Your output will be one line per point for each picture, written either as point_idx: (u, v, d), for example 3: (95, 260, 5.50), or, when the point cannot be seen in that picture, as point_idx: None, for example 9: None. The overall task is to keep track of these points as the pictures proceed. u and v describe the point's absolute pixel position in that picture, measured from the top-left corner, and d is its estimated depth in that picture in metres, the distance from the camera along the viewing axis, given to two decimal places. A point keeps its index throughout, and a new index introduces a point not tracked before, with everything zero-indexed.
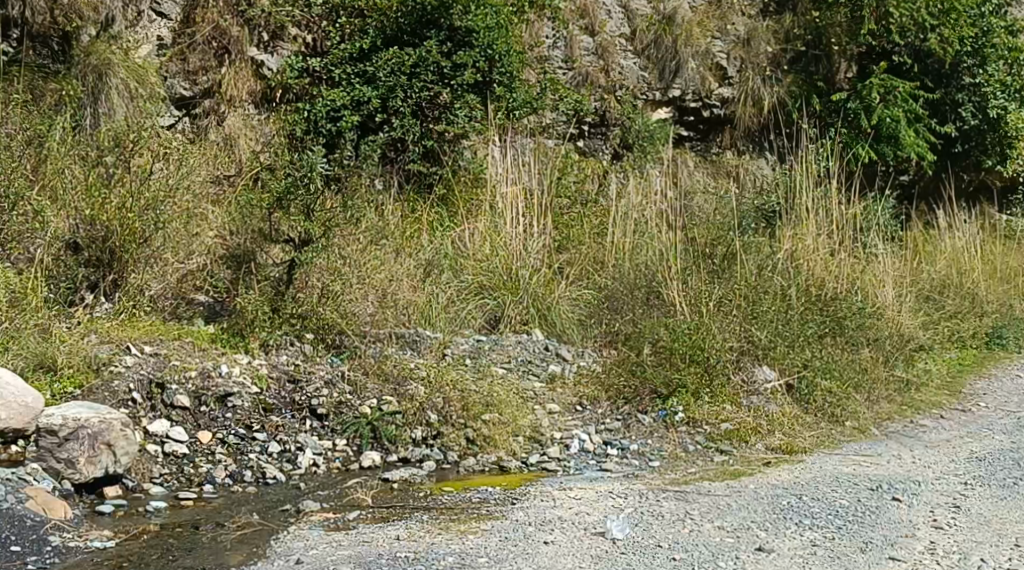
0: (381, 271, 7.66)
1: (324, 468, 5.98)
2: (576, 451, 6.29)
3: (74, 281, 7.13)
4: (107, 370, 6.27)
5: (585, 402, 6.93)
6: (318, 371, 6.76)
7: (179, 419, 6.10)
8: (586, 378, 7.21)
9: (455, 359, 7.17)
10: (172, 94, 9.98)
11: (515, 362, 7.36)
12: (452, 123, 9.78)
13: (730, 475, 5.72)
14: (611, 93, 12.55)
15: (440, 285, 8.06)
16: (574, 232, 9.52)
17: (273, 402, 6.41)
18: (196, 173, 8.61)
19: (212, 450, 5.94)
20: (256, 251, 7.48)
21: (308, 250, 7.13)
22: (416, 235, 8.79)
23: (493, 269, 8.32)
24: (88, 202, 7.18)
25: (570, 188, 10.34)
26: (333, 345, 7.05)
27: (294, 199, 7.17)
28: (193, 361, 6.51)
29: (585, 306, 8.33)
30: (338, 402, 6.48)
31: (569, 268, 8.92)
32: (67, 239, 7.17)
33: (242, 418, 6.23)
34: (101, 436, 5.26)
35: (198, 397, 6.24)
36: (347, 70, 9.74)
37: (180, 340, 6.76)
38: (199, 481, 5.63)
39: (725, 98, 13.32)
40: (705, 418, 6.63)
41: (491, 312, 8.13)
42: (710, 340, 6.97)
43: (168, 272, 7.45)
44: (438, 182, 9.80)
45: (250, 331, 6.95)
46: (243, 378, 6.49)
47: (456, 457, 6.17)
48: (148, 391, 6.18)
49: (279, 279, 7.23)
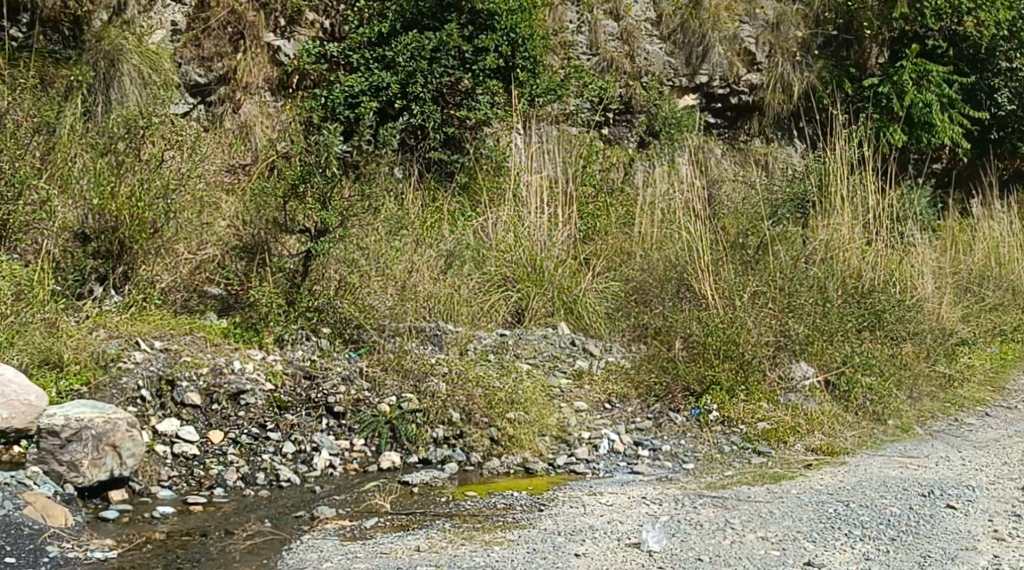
0: (401, 262, 7.35)
1: (341, 470, 5.71)
2: (605, 452, 5.98)
3: (82, 273, 6.85)
4: (115, 367, 6.01)
5: (614, 399, 6.59)
6: (336, 367, 6.48)
7: (189, 418, 5.83)
8: (615, 375, 6.87)
9: (478, 354, 6.88)
10: (186, 81, 9.64)
11: (541, 357, 7.06)
12: (474, 109, 9.43)
13: (769, 478, 5.39)
14: (637, 79, 12.18)
15: (462, 276, 7.75)
16: (600, 222, 9.21)
17: (287, 399, 6.15)
18: (209, 162, 8.35)
19: (224, 450, 5.68)
20: (268, 244, 7.12)
21: (324, 240, 6.85)
22: (437, 225, 8.49)
23: (517, 260, 8.02)
24: (97, 192, 6.84)
25: (596, 176, 10.02)
26: (351, 340, 6.81)
27: (309, 187, 6.87)
28: (205, 357, 6.24)
29: (612, 298, 8.05)
30: (355, 399, 6.20)
31: (595, 259, 8.61)
32: (76, 230, 6.86)
33: (255, 417, 5.95)
34: (105, 438, 4.99)
35: (210, 394, 5.98)
36: (365, 55, 9.39)
37: (191, 334, 6.48)
38: (209, 484, 5.36)
39: (753, 84, 12.90)
40: (741, 417, 6.30)
41: (515, 304, 7.81)
42: (745, 334, 6.62)
43: (180, 263, 7.15)
44: (459, 170, 9.48)
45: (265, 325, 6.72)
46: (256, 374, 6.22)
47: (479, 459, 5.87)
48: (158, 388, 5.92)
49: (295, 272, 6.94)
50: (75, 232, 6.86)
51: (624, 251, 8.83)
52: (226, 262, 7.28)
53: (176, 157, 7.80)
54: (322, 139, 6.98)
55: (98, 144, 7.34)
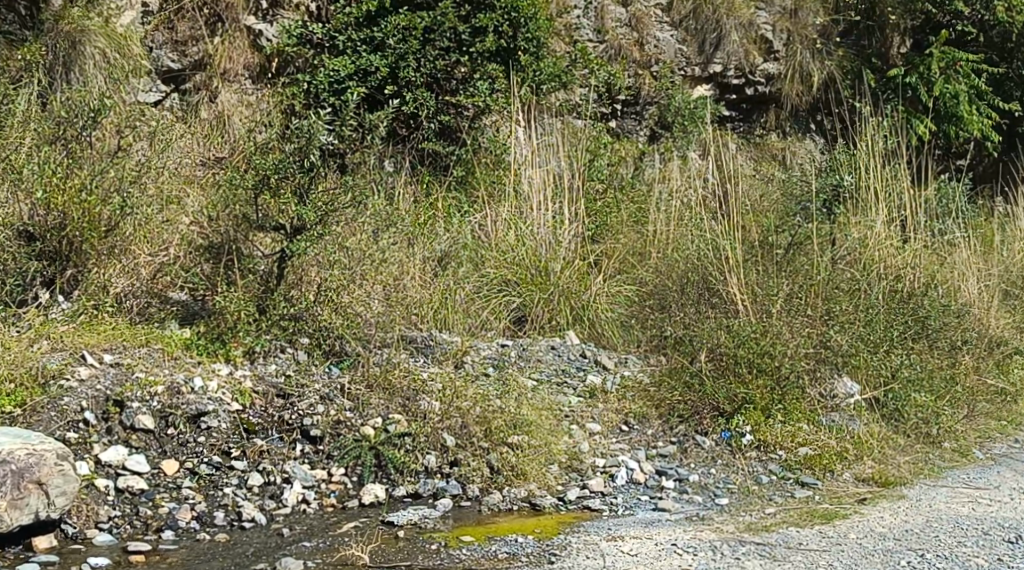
0: (388, 263, 6.53)
1: (316, 506, 4.91)
2: (623, 484, 5.16)
3: (24, 277, 5.97)
4: (55, 386, 5.18)
5: (632, 420, 5.75)
6: (314, 383, 5.66)
7: (139, 446, 5.03)
8: (632, 394, 5.99)
9: (475, 368, 6.06)
10: (158, 67, 8.85)
11: (547, 372, 6.20)
12: (472, 95, 8.60)
13: (820, 517, 4.56)
14: (646, 68, 11.35)
15: (457, 280, 6.96)
16: (610, 221, 8.41)
17: (257, 421, 5.36)
18: (178, 153, 7.53)
19: (178, 484, 4.86)
20: (237, 242, 6.25)
21: (300, 239, 6.02)
22: (430, 222, 7.69)
23: (519, 261, 7.20)
24: (41, 183, 5.93)
25: (605, 171, 9.15)
26: (332, 352, 5.99)
27: (279, 179, 6.01)
28: (161, 374, 5.41)
29: (624, 305, 7.26)
30: (334, 421, 5.40)
31: (606, 260, 7.81)
32: (18, 228, 5.95)
33: (218, 444, 5.16)
34: (28, 474, 4.16)
35: (164, 416, 5.17)
36: (352, 37, 8.53)
37: (147, 347, 5.65)
38: (158, 526, 4.54)
39: (770, 74, 11.96)
40: (779, 442, 5.47)
41: (516, 311, 7.03)
42: (781, 346, 5.81)
43: (137, 266, 6.28)
44: (456, 163, 8.64)
45: (233, 335, 5.87)
46: (221, 393, 5.41)
47: (477, 492, 5.05)
48: (104, 410, 5.12)
49: (269, 274, 6.15)
50: (16, 230, 5.96)
51: (635, 253, 8.07)
52: (187, 264, 6.32)
53: (140, 152, 7.02)
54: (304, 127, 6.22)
55: (46, 131, 6.49)
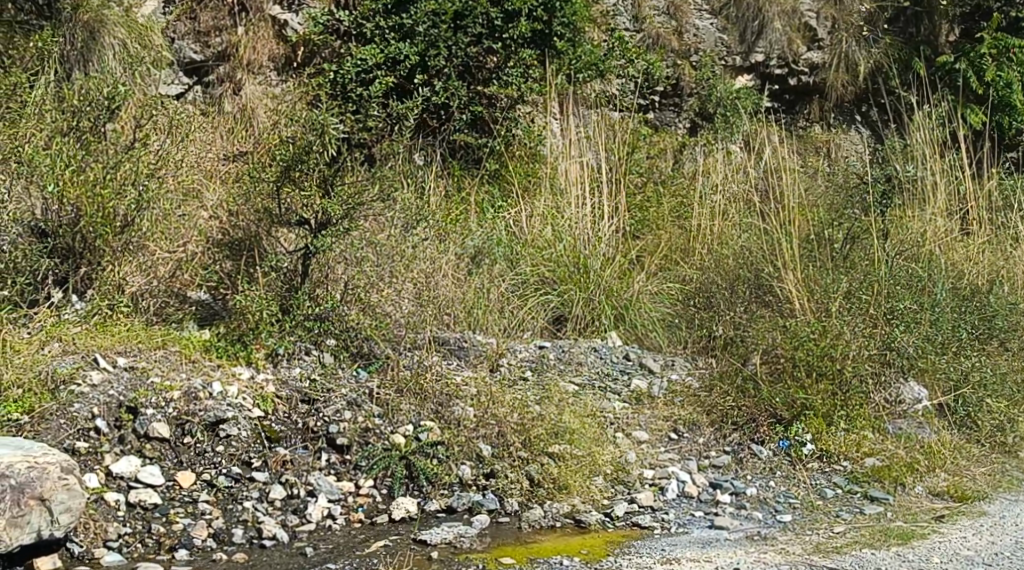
0: (419, 260, 6.17)
1: (342, 522, 4.54)
2: (673, 497, 4.77)
3: (36, 276, 5.63)
4: (66, 391, 4.86)
5: (682, 428, 5.33)
6: (340, 388, 5.30)
7: (153, 456, 4.69)
8: (681, 399, 5.56)
9: (512, 372, 5.70)
10: (181, 59, 8.62)
11: (588, 377, 5.79)
12: (506, 85, 8.23)
13: (895, 537, 4.17)
14: (685, 58, 10.92)
15: (492, 278, 6.58)
16: (651, 216, 8.01)
17: (279, 428, 5.00)
18: (199, 147, 7.18)
19: (194, 497, 4.51)
20: (259, 239, 5.89)
21: (325, 234, 5.66)
22: (462, 217, 7.30)
23: (557, 257, 6.81)
24: (52, 177, 5.58)
25: (644, 165, 8.74)
26: (359, 355, 5.65)
27: (304, 170, 5.66)
28: (177, 379, 5.07)
29: (669, 304, 6.83)
30: (362, 429, 5.05)
31: (648, 257, 7.40)
32: (31, 225, 5.67)
33: (238, 454, 4.80)
34: (29, 490, 3.81)
35: (180, 424, 4.83)
36: (380, 24, 8.15)
37: (163, 349, 5.32)
38: (170, 545, 4.20)
39: (814, 64, 11.46)
40: (844, 452, 5.10)
41: (554, 311, 6.63)
42: (842, 346, 5.37)
43: (155, 264, 5.90)
44: (490, 156, 8.23)
45: (255, 338, 5.51)
46: (241, 399, 5.06)
47: (516, 507, 4.67)
48: (117, 417, 4.79)
49: (293, 271, 5.75)
50: (30, 228, 5.66)
51: (679, 249, 7.66)
52: (206, 263, 6.04)
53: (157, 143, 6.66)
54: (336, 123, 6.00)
55: (61, 122, 6.12)
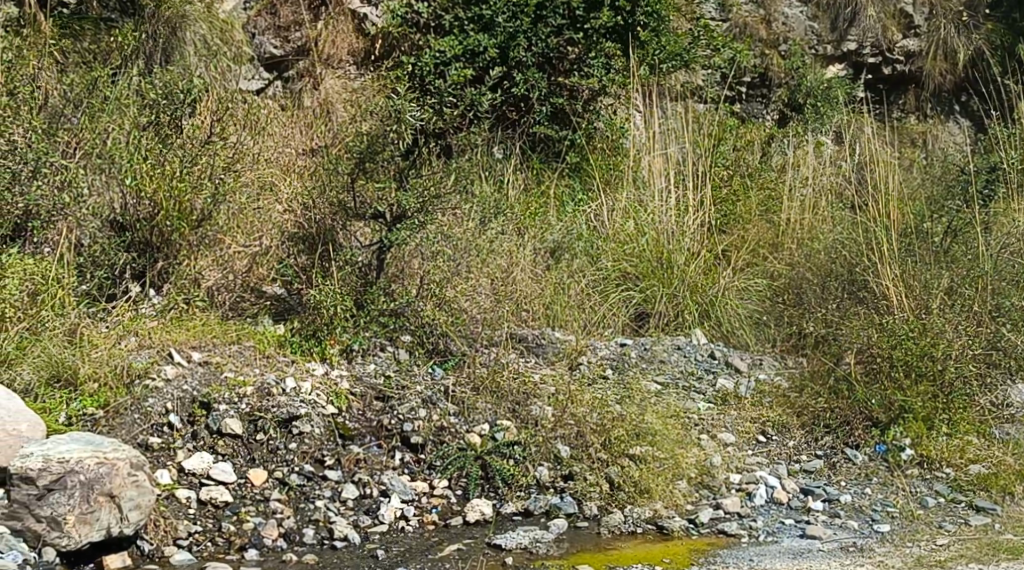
0: (497, 253, 6.04)
1: (415, 524, 4.40)
2: (762, 504, 4.53)
3: (114, 270, 5.64)
4: (140, 386, 4.82)
5: (770, 430, 5.08)
6: (415, 386, 5.19)
7: (226, 453, 4.61)
8: (769, 400, 5.31)
9: (592, 370, 5.52)
10: (261, 54, 8.56)
11: (671, 376, 5.58)
12: (587, 76, 8.05)
13: (1005, 553, 3.90)
14: (773, 47, 10.59)
15: (571, 273, 6.41)
16: (737, 209, 7.73)
17: (353, 426, 4.92)
18: (278, 141, 7.14)
19: (266, 496, 4.42)
20: (335, 233, 5.76)
21: (400, 228, 5.56)
22: (541, 211, 7.13)
23: (639, 252, 6.58)
24: (130, 170, 5.60)
25: (730, 158, 8.46)
26: (435, 352, 5.51)
27: (378, 163, 5.57)
28: (251, 374, 5.01)
29: (756, 300, 6.54)
30: (437, 428, 4.93)
31: (734, 252, 7.13)
32: (110, 219, 5.71)
33: (310, 452, 4.71)
34: (99, 486, 3.75)
35: (253, 420, 4.75)
36: (460, 15, 8.02)
37: (237, 345, 5.26)
38: (240, 544, 4.10)
39: (909, 52, 11.02)
40: (947, 458, 4.77)
41: (636, 307, 6.42)
42: (944, 346, 5.05)
43: (231, 258, 5.86)
44: (570, 149, 8.07)
45: (329, 333, 5.42)
46: (315, 396, 4.97)
47: (595, 512, 4.49)
48: (190, 412, 4.74)
49: (368, 265, 5.68)
50: (109, 222, 5.71)
51: (767, 244, 7.38)
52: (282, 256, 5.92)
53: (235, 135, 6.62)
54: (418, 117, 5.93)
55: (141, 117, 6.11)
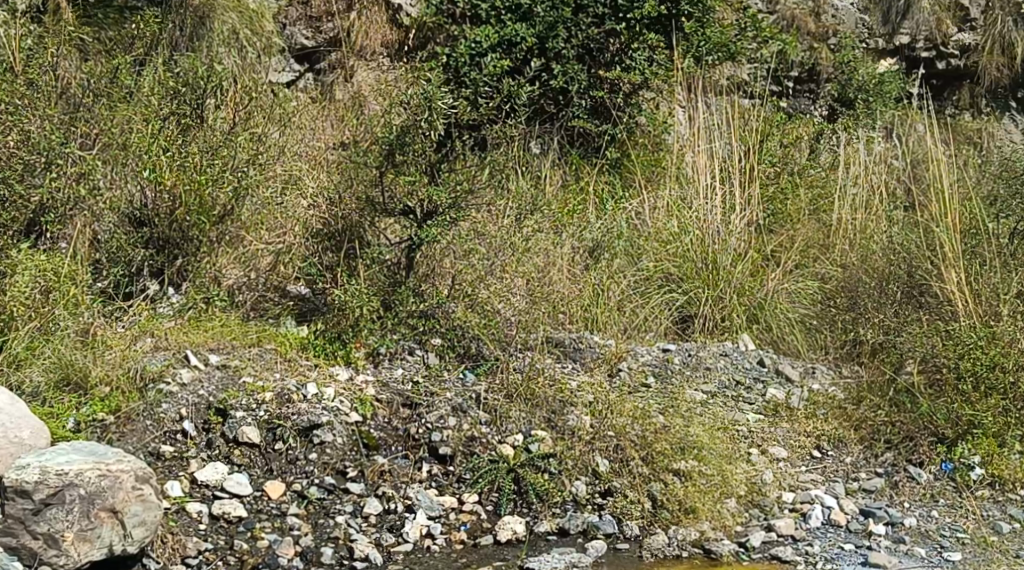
0: (532, 253, 5.68)
1: (442, 543, 4.13)
2: (818, 526, 4.21)
3: (131, 267, 5.39)
4: (154, 390, 4.55)
5: (826, 445, 4.73)
6: (445, 392, 4.87)
7: (242, 463, 4.34)
8: (824, 412, 4.94)
9: (633, 377, 5.18)
10: (291, 45, 8.30)
11: (718, 385, 5.21)
12: (630, 69, 7.63)
13: None
14: (822, 41, 10.11)
15: (611, 274, 6.08)
16: (786, 208, 7.34)
17: (378, 435, 4.64)
18: (307, 135, 6.86)
19: (283, 511, 4.16)
20: (362, 229, 5.49)
21: (431, 225, 5.24)
22: (580, 209, 6.78)
23: (684, 252, 6.21)
24: (148, 162, 5.29)
25: (777, 154, 8.03)
26: (467, 356, 5.19)
27: (407, 157, 5.24)
28: (271, 379, 4.72)
29: (807, 305, 6.17)
30: (467, 438, 4.64)
31: (784, 252, 6.75)
32: (127, 213, 5.45)
33: (332, 463, 4.43)
34: (100, 500, 3.48)
35: (272, 428, 4.47)
36: (496, 4, 7.68)
37: (258, 347, 4.98)
38: (255, 564, 3.86)
39: (965, 46, 10.49)
40: (1020, 479, 4.44)
41: (680, 310, 6.06)
42: (1016, 356, 4.68)
43: (254, 256, 5.62)
44: (610, 144, 7.71)
45: (354, 336, 5.13)
46: (339, 403, 4.69)
47: (636, 532, 4.20)
48: (206, 419, 4.47)
49: (396, 263, 5.40)
50: (126, 216, 5.45)
51: (818, 245, 7.00)
52: (305, 254, 5.63)
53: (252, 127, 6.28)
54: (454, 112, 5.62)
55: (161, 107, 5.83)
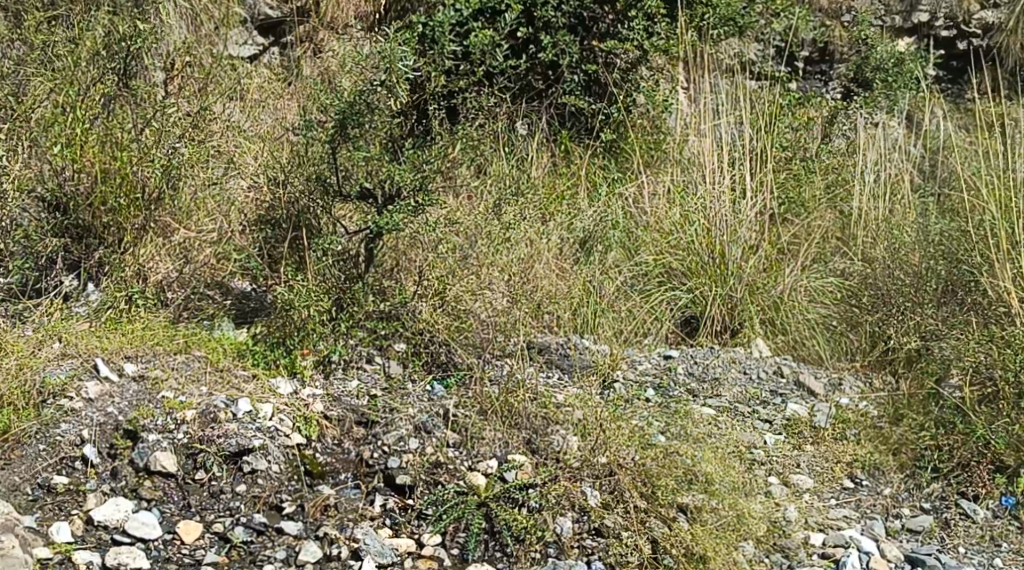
0: (513, 243, 4.93)
1: None
2: None
3: (39, 261, 4.55)
4: (51, 408, 3.78)
5: (860, 474, 4.02)
6: (408, 409, 4.08)
7: (153, 498, 3.59)
8: (856, 433, 4.20)
9: (630, 392, 4.39)
10: (254, 16, 7.42)
11: (729, 398, 4.45)
12: (626, 40, 6.81)
13: None
14: (835, 18, 9.30)
15: (605, 269, 5.31)
16: (804, 194, 6.49)
17: (325, 460, 3.92)
18: (264, 109, 6.07)
19: (196, 559, 3.42)
20: (310, 217, 4.62)
21: (393, 210, 4.41)
22: (570, 196, 6.03)
23: (689, 244, 5.43)
24: (60, 136, 4.49)
25: (788, 136, 7.19)
26: (434, 364, 4.45)
27: (364, 130, 4.43)
28: (195, 394, 3.94)
29: (829, 305, 5.38)
30: (432, 463, 3.88)
31: (800, 246, 5.97)
32: (41, 195, 4.52)
33: (264, 497, 3.69)
34: None
35: (192, 454, 3.72)
36: None
37: (185, 353, 4.20)
38: None
39: (989, 24, 9.49)
40: None
41: (683, 311, 5.30)
42: None
43: (189, 247, 4.71)
44: (605, 125, 6.94)
45: (301, 341, 4.30)
46: (282, 421, 3.95)
47: None
48: (112, 443, 3.70)
49: (350, 256, 4.55)
50: (38, 198, 4.54)
51: (836, 239, 6.24)
52: (241, 244, 4.80)
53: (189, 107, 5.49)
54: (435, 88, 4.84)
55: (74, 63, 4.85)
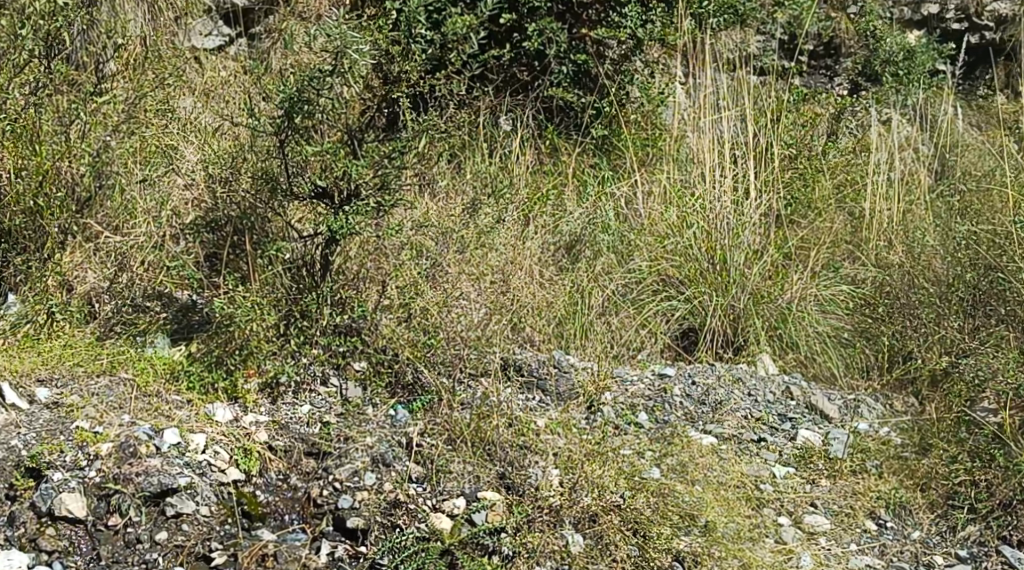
0: (488, 250, 4.41)
1: None
2: None
3: None
4: None
5: (884, 514, 3.52)
6: (363, 439, 3.54)
7: (55, 550, 3.09)
8: (876, 465, 3.71)
9: (620, 417, 3.86)
10: (220, 4, 6.80)
11: (732, 422, 3.91)
12: (618, 27, 6.26)
13: None
14: (840, 10, 8.75)
15: (593, 277, 4.78)
16: (810, 195, 5.98)
17: (266, 500, 3.41)
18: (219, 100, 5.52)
19: None
20: (259, 221, 4.14)
21: (349, 211, 3.86)
22: (555, 196, 5.49)
23: (685, 248, 4.89)
24: None
25: (795, 132, 6.65)
26: (400, 386, 3.88)
27: (315, 120, 3.89)
28: (113, 425, 3.42)
29: (842, 316, 4.85)
30: (388, 502, 3.35)
31: (808, 250, 5.42)
32: None
33: (187, 546, 3.17)
34: None
35: (106, 497, 3.21)
36: None
37: (109, 375, 3.67)
38: None
39: (1002, 17, 8.88)
40: None
41: (680, 324, 4.78)
42: None
43: (126, 254, 4.17)
44: (594, 120, 6.40)
45: (243, 361, 3.75)
46: (217, 454, 3.44)
47: None
48: (12, 482, 3.19)
49: (304, 262, 3.99)
50: None
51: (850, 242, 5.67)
52: (173, 252, 4.23)
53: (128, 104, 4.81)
54: (405, 73, 4.22)
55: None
